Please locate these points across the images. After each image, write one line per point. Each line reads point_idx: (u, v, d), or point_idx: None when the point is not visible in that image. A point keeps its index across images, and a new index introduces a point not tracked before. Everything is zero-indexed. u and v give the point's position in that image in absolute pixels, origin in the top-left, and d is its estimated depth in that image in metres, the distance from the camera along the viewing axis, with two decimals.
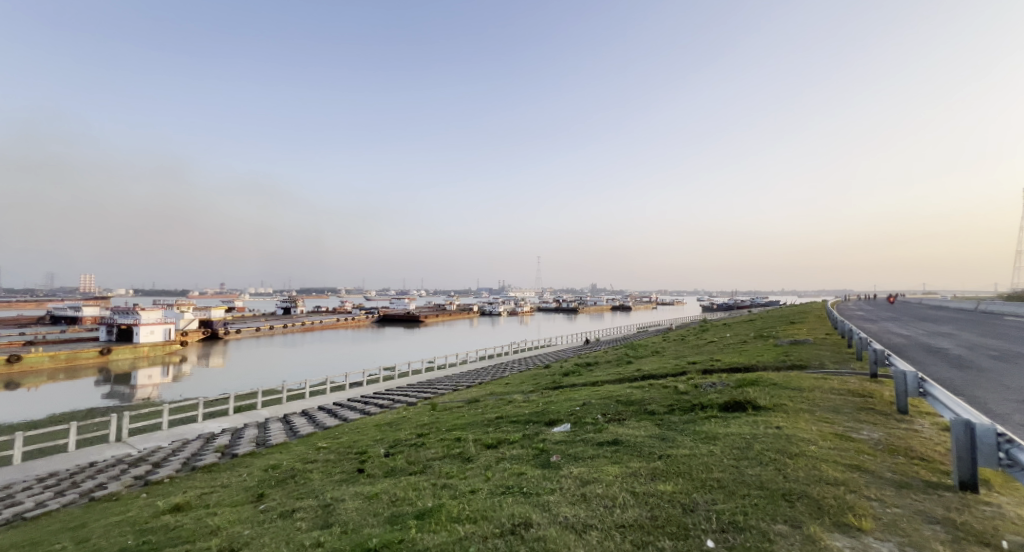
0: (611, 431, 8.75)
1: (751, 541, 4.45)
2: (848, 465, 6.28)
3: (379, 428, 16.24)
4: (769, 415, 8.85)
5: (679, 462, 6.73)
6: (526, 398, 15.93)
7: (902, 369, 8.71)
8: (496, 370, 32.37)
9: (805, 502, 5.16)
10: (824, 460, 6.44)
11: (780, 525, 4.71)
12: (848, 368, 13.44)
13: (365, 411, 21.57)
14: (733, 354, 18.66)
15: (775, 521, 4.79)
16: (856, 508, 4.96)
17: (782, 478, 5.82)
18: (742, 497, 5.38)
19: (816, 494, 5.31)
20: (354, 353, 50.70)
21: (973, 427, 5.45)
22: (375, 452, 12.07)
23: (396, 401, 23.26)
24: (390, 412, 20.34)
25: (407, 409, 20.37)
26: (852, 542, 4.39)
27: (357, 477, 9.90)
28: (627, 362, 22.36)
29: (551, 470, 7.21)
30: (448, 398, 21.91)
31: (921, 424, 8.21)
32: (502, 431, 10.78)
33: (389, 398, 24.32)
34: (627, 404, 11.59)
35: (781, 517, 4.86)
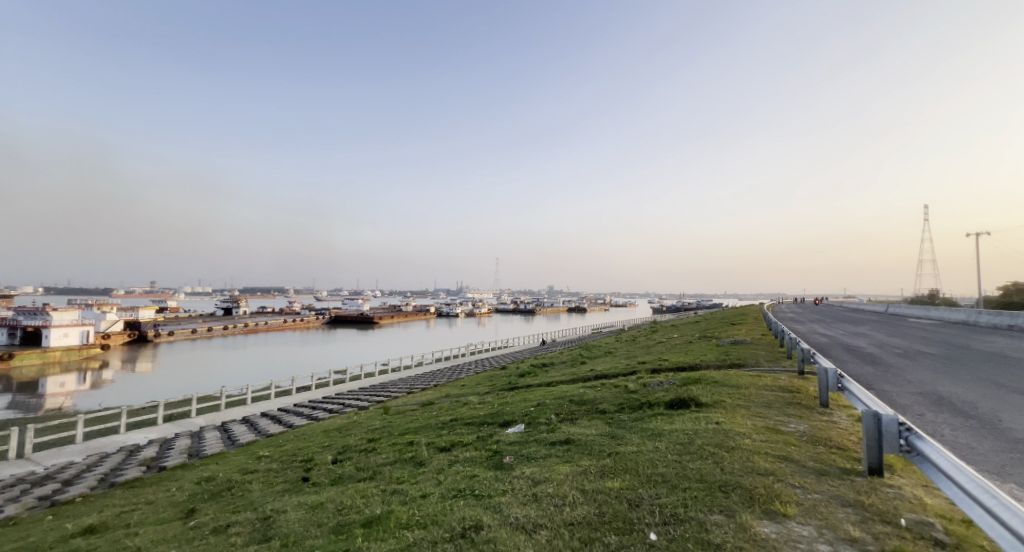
0: (562, 431, 9.12)
1: (690, 531, 4.87)
2: (777, 456, 6.96)
3: (329, 434, 15.82)
4: (709, 411, 9.54)
5: (627, 458, 7.17)
6: (481, 400, 16.14)
7: (823, 366, 9.66)
8: (452, 372, 32.30)
9: (739, 492, 5.69)
10: (756, 452, 7.09)
11: (716, 515, 5.16)
12: (780, 366, 14.64)
13: (313, 417, 20.91)
14: (679, 354, 19.73)
15: (712, 512, 5.25)
16: (782, 495, 5.54)
17: (719, 470, 6.37)
18: (683, 490, 5.85)
19: (748, 485, 5.86)
20: (301, 356, 48.85)
21: (880, 418, 6.18)
22: (323, 459, 11.82)
23: (347, 406, 22.71)
24: (341, 417, 19.86)
25: (358, 413, 19.96)
26: (777, 526, 4.92)
27: (302, 487, 9.68)
28: (580, 363, 23.08)
29: (503, 471, 7.44)
30: (402, 401, 21.67)
31: (839, 416, 9.14)
32: (456, 434, 10.92)
33: (339, 403, 23.72)
34: (579, 403, 12.04)
35: (718, 508, 5.33)
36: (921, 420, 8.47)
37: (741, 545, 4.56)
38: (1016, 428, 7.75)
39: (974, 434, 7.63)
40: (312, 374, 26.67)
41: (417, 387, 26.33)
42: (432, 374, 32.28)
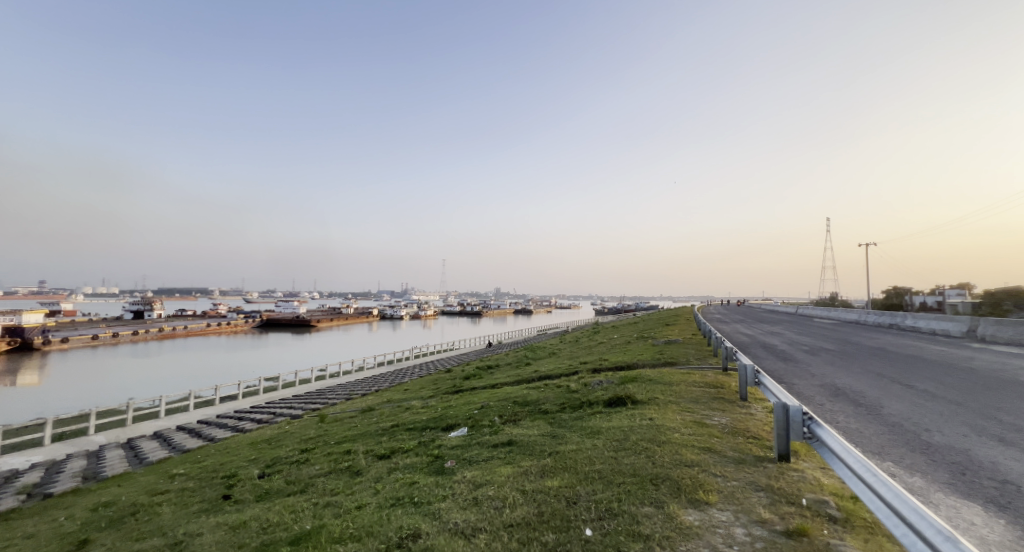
0: (505, 432, 9.30)
1: (622, 524, 5.20)
2: (702, 447, 7.57)
3: (257, 446, 14.91)
4: (643, 407, 10.13)
5: (566, 457, 7.46)
6: (424, 404, 15.99)
7: (743, 363, 10.58)
8: (394, 376, 31.55)
9: (667, 484, 6.14)
10: (684, 445, 7.66)
11: (646, 507, 5.55)
12: (708, 363, 15.76)
13: (239, 429, 19.63)
14: (619, 354, 20.65)
15: (643, 504, 5.63)
16: (705, 485, 6.05)
17: (651, 464, 6.82)
18: (618, 485, 6.22)
19: (676, 476, 6.33)
20: (225, 362, 45.57)
21: (788, 409, 6.92)
22: (248, 474, 11.17)
23: (278, 415, 21.54)
24: (271, 427, 18.81)
25: (291, 423, 19.00)
26: (700, 513, 5.38)
27: (223, 506, 9.11)
28: (524, 364, 23.41)
29: (444, 476, 7.48)
30: (339, 408, 20.89)
31: (756, 408, 10.06)
32: (396, 440, 10.77)
33: (269, 412, 22.42)
34: (523, 404, 12.30)
35: (648, 500, 5.72)
36: (822, 409, 9.52)
37: (668, 534, 4.93)
38: (895, 413, 8.92)
39: (862, 419, 8.71)
40: (239, 382, 25.06)
41: (356, 393, 25.45)
42: (372, 378, 31.34)
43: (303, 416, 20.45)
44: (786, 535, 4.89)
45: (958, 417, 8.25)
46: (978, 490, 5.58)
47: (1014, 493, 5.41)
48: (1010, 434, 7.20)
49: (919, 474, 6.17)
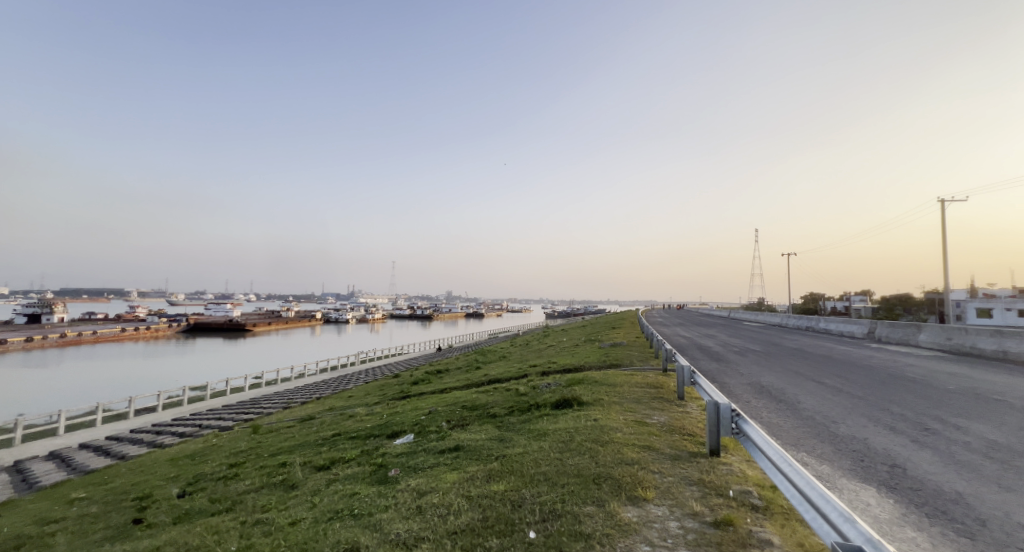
0: (453, 437, 9.30)
1: (565, 525, 5.35)
2: (642, 445, 7.98)
3: (178, 463, 13.87)
4: (588, 409, 10.49)
5: (513, 461, 7.60)
6: (368, 411, 15.58)
7: (681, 364, 11.24)
8: (336, 383, 30.43)
9: (609, 483, 6.42)
10: (624, 444, 8.04)
11: (589, 506, 5.77)
12: (650, 365, 16.50)
13: (157, 444, 18.18)
14: (567, 357, 21.17)
15: (586, 503, 5.86)
16: (643, 482, 6.39)
17: (594, 464, 7.10)
18: (562, 486, 6.43)
19: (616, 475, 6.64)
20: (142, 371, 41.92)
21: (718, 406, 7.47)
22: (166, 493, 10.41)
23: (204, 427, 20.15)
24: (196, 441, 17.57)
25: (219, 435, 17.84)
26: (638, 509, 5.69)
27: (134, 531, 8.45)
28: (474, 368, 23.38)
29: (387, 485, 7.36)
30: (275, 418, 19.87)
31: (691, 407, 10.73)
32: (336, 450, 10.45)
33: (195, 424, 20.93)
34: (471, 408, 12.32)
35: (590, 499, 5.96)
36: (748, 406, 10.29)
37: (608, 532, 5.15)
38: (809, 408, 9.81)
39: (780, 414, 9.52)
40: (158, 393, 23.20)
41: (294, 401, 24.30)
42: (312, 385, 30.05)
43: (234, 427, 19.27)
44: (715, 525, 5.26)
45: (861, 410, 9.20)
46: (874, 474, 6.27)
47: (900, 475, 6.14)
48: (900, 423, 8.15)
49: (826, 462, 6.87)
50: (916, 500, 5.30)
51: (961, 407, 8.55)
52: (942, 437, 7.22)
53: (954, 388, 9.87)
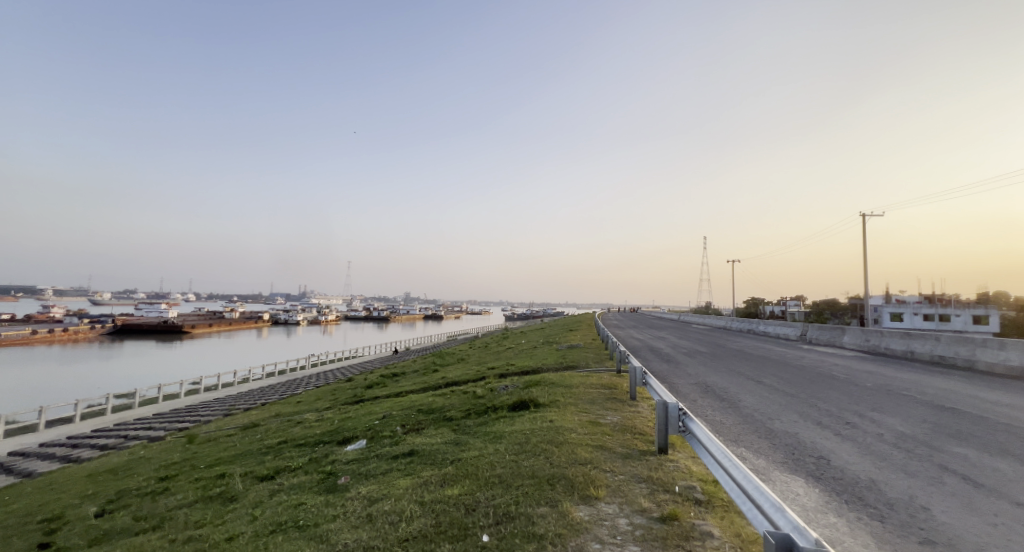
0: (407, 442, 9.20)
1: (519, 527, 5.43)
2: (595, 445, 8.24)
3: (96, 479, 12.86)
4: (544, 410, 10.68)
5: (468, 464, 7.64)
6: (318, 416, 15.12)
7: (633, 365, 11.64)
8: (284, 388, 29.22)
9: (562, 483, 6.59)
10: (578, 444, 8.26)
11: (542, 507, 5.90)
12: (605, 366, 16.98)
13: (73, 458, 16.81)
14: (525, 359, 21.41)
15: (539, 505, 5.97)
16: (595, 481, 6.61)
17: (549, 465, 7.26)
18: (516, 488, 6.53)
19: (569, 475, 6.82)
20: (62, 378, 38.64)
21: (666, 405, 7.81)
22: (84, 513, 9.67)
23: (130, 439, 18.80)
24: (120, 453, 16.38)
25: (148, 447, 16.72)
26: (589, 507, 5.88)
27: None
28: (432, 371, 23.11)
29: (336, 494, 7.19)
30: (213, 426, 18.85)
31: (642, 406, 11.16)
32: (282, 458, 10.08)
33: (120, 435, 19.51)
34: (427, 412, 12.24)
35: (544, 500, 6.09)
36: (694, 405, 10.81)
37: (560, 531, 5.25)
38: (748, 405, 10.46)
39: (722, 412, 10.10)
40: (74, 402, 21.31)
41: (236, 408, 23.13)
42: (257, 391, 28.70)
43: (165, 438, 18.11)
44: (662, 520, 5.52)
45: (793, 406, 9.92)
46: (803, 466, 6.78)
47: (825, 466, 6.68)
48: (826, 418, 8.85)
49: (761, 456, 7.36)
50: (837, 488, 5.78)
51: (878, 402, 9.40)
52: (861, 430, 7.91)
53: (872, 385, 10.82)
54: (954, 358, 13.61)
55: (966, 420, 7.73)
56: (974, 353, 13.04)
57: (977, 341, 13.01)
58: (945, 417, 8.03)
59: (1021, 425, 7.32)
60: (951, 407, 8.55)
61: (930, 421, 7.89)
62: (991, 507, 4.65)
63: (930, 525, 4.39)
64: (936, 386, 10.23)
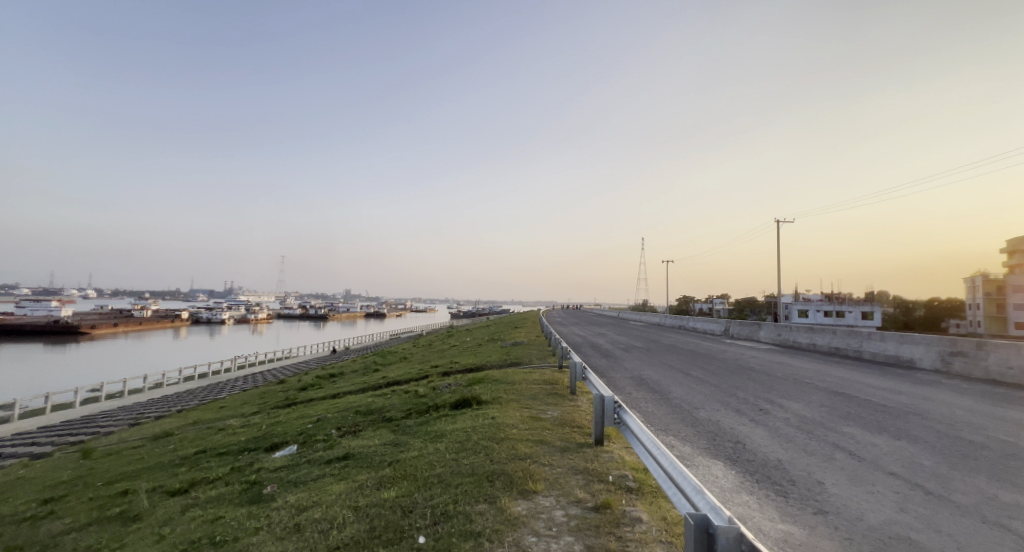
0: (343, 445, 8.94)
1: (456, 526, 5.46)
2: (535, 440, 8.41)
3: None
4: (486, 407, 10.76)
5: (406, 465, 7.55)
6: (243, 422, 14.25)
7: (574, 359, 11.99)
8: (205, 392, 27.24)
9: (501, 479, 6.70)
10: (519, 440, 8.41)
11: (480, 504, 5.96)
12: (547, 363, 17.32)
13: None
14: (469, 357, 21.37)
15: (478, 502, 6.03)
16: (533, 474, 6.77)
17: (489, 461, 7.35)
18: (455, 487, 6.56)
19: (509, 470, 6.95)
20: None
21: (603, 398, 8.14)
22: None
23: (9, 456, 16.71)
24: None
25: (33, 464, 14.94)
26: (527, 501, 6.03)
27: None
28: (372, 371, 22.46)
29: (260, 505, 6.84)
30: (116, 438, 17.17)
31: (581, 400, 11.53)
32: (199, 470, 9.42)
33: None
34: (366, 413, 11.91)
35: (482, 497, 6.15)
36: (628, 398, 11.32)
37: (497, 527, 5.33)
38: (677, 396, 11.13)
39: (653, 403, 10.68)
40: None
41: (145, 417, 21.20)
42: (172, 397, 26.46)
43: (55, 453, 16.26)
44: (595, 510, 5.76)
45: (715, 396, 10.67)
46: (721, 451, 7.35)
47: (740, 449, 7.28)
48: (743, 406, 9.60)
49: (686, 443, 7.87)
50: (749, 469, 6.32)
51: (786, 389, 10.36)
52: (771, 415, 8.69)
53: (782, 375, 11.90)
54: (846, 349, 15.29)
55: (855, 403, 8.74)
56: (862, 344, 14.72)
57: (865, 334, 14.70)
58: (840, 401, 9.01)
59: (896, 405, 8.38)
60: (843, 392, 9.61)
61: (827, 404, 8.84)
62: (872, 478, 5.29)
63: (823, 497, 4.92)
64: (834, 374, 11.42)
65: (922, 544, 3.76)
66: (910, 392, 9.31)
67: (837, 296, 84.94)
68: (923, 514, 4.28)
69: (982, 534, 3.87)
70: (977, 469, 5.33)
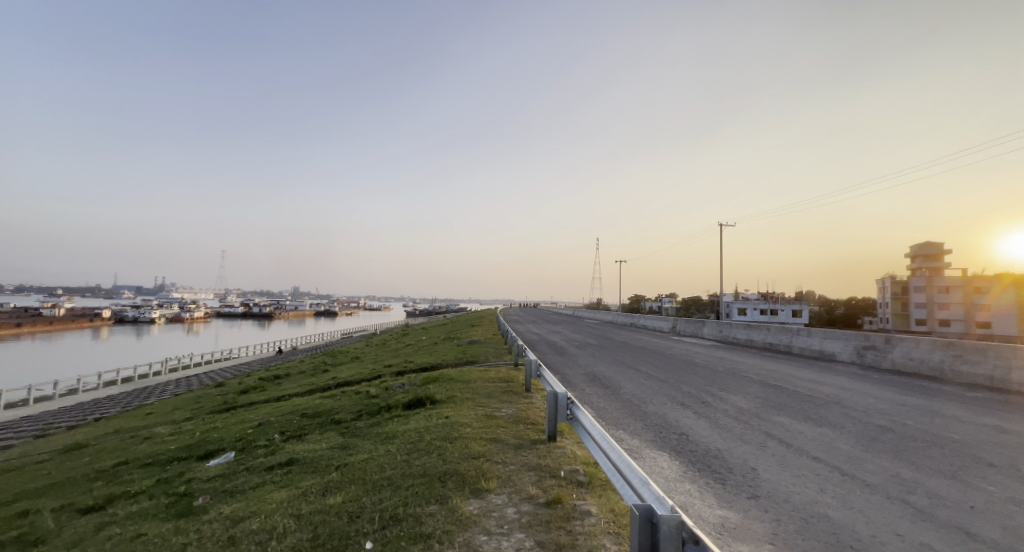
0: (286, 450, 8.54)
1: (405, 529, 5.34)
2: (489, 438, 8.39)
3: None
4: (440, 406, 10.63)
5: (354, 469, 7.31)
6: (175, 430, 13.29)
7: (529, 357, 12.06)
8: (128, 399, 25.22)
9: (453, 479, 6.62)
10: (473, 438, 8.36)
11: (431, 506, 5.85)
12: (503, 361, 17.32)
13: None
14: (424, 356, 21.05)
15: (428, 504, 5.92)
16: (486, 473, 6.74)
17: (442, 462, 7.25)
18: (406, 489, 6.42)
19: (462, 470, 6.88)
20: None
21: (557, 395, 8.22)
22: None
23: None
24: None
25: None
26: (480, 501, 5.98)
27: None
28: (321, 372, 21.65)
29: (190, 518, 6.41)
30: (24, 451, 15.58)
31: (536, 397, 11.63)
32: (119, 483, 8.70)
33: None
34: (313, 416, 11.46)
35: (434, 499, 6.05)
36: (581, 394, 11.51)
37: (448, 528, 5.26)
38: (627, 391, 11.44)
39: (604, 398, 10.91)
40: None
41: (59, 427, 19.39)
42: (92, 404, 24.35)
43: None
44: (547, 505, 5.81)
45: (662, 390, 11.05)
46: (666, 443, 7.62)
47: (684, 441, 7.57)
48: (687, 400, 10.01)
49: (634, 437, 8.10)
50: (692, 459, 6.59)
51: (726, 383, 10.89)
52: (713, 407, 9.10)
53: (724, 369, 12.53)
54: (779, 344, 16.32)
55: (786, 394, 9.33)
56: (792, 339, 15.76)
57: (794, 330, 15.75)
58: (773, 392, 9.59)
59: (821, 395, 9.01)
60: (776, 384, 10.23)
61: (762, 396, 9.37)
62: (798, 462, 5.66)
63: (756, 483, 5.20)
64: (769, 368, 12.15)
65: (839, 521, 4.05)
66: (832, 383, 10.03)
67: (771, 294, 90.57)
68: (841, 494, 4.61)
69: (892, 508, 4.22)
70: (887, 451, 5.81)
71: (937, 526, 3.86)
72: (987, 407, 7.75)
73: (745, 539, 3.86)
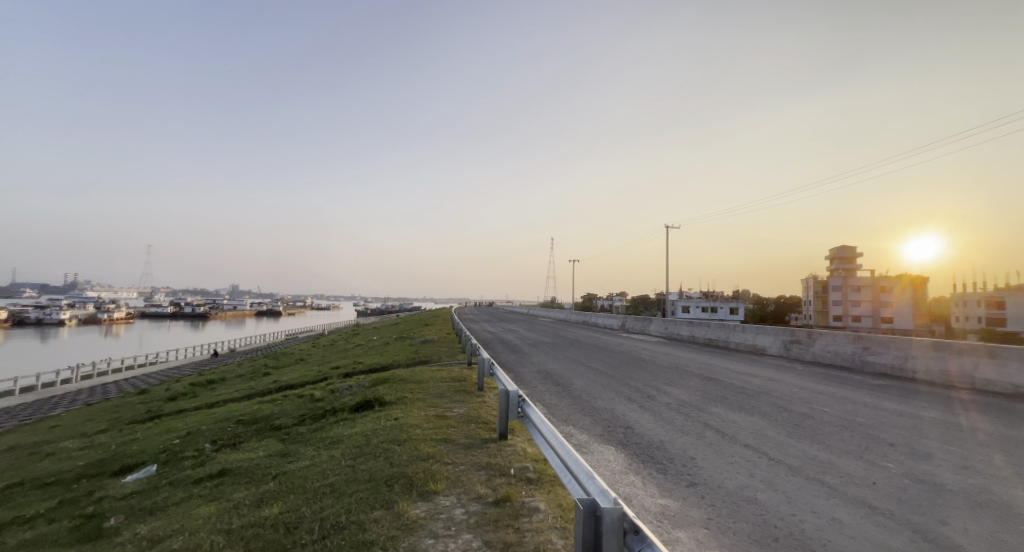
0: (218, 461, 8.01)
1: (347, 537, 5.14)
2: (439, 439, 8.25)
3: None
4: (390, 408, 10.34)
5: (294, 477, 6.96)
6: (88, 443, 12.12)
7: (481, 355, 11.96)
8: (35, 410, 22.80)
9: (401, 482, 6.45)
10: (422, 440, 8.18)
11: (376, 511, 5.67)
12: (456, 361, 17.11)
13: None
14: (375, 356, 20.45)
15: (373, 509, 5.73)
16: (435, 474, 6.62)
17: (389, 465, 7.04)
18: (349, 496, 6.18)
19: (410, 472, 6.71)
20: None
21: (508, 393, 8.20)
22: None
23: None
24: None
25: None
26: (427, 503, 5.86)
27: None
28: (262, 375, 20.54)
29: (100, 541, 5.85)
30: None
31: (488, 396, 11.57)
32: (17, 507, 7.80)
33: None
34: (250, 423, 10.81)
35: (379, 504, 5.86)
36: (532, 391, 11.55)
37: (393, 534, 5.11)
38: (577, 388, 11.63)
39: (555, 395, 11.02)
40: None
41: None
42: None
43: None
44: (495, 504, 5.78)
45: (610, 386, 11.31)
46: (612, 437, 7.79)
47: (629, 434, 7.76)
48: (634, 394, 10.31)
49: (582, 432, 8.24)
50: (636, 451, 6.78)
51: (669, 377, 11.31)
52: (656, 401, 9.42)
53: (667, 364, 13.02)
54: (718, 340, 17.20)
55: (723, 386, 9.82)
56: (730, 335, 16.64)
57: (732, 326, 16.64)
58: (711, 385, 10.07)
59: (754, 386, 9.56)
60: (714, 377, 10.74)
61: (701, 389, 9.81)
62: (731, 450, 5.97)
63: (693, 471, 5.41)
64: (708, 362, 12.77)
65: (765, 503, 4.29)
66: (763, 375, 10.68)
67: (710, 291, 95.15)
68: (768, 477, 4.89)
69: (813, 489, 4.51)
70: (809, 436, 6.24)
71: (850, 503, 4.16)
72: (895, 393, 8.50)
73: (682, 525, 3.99)
